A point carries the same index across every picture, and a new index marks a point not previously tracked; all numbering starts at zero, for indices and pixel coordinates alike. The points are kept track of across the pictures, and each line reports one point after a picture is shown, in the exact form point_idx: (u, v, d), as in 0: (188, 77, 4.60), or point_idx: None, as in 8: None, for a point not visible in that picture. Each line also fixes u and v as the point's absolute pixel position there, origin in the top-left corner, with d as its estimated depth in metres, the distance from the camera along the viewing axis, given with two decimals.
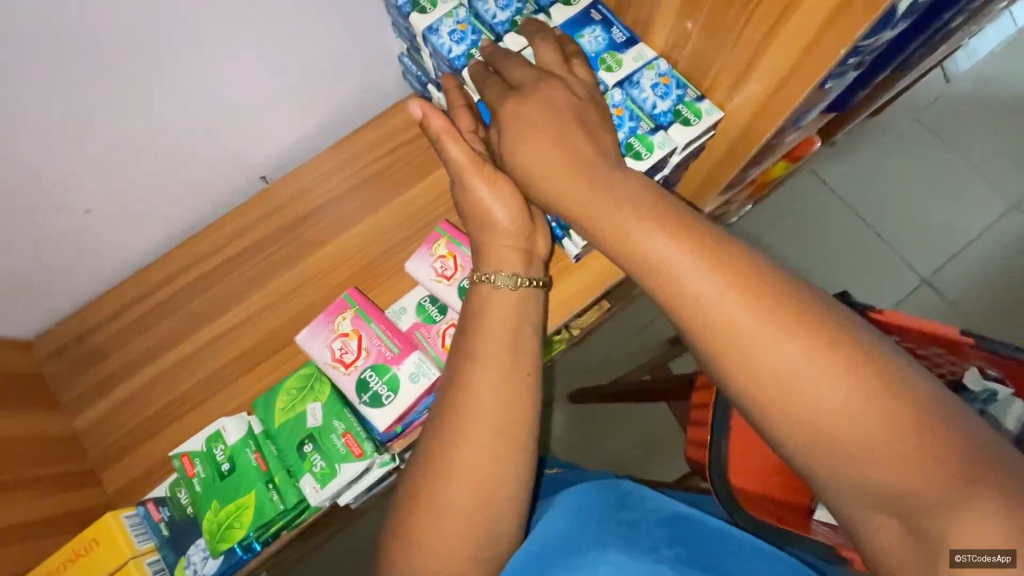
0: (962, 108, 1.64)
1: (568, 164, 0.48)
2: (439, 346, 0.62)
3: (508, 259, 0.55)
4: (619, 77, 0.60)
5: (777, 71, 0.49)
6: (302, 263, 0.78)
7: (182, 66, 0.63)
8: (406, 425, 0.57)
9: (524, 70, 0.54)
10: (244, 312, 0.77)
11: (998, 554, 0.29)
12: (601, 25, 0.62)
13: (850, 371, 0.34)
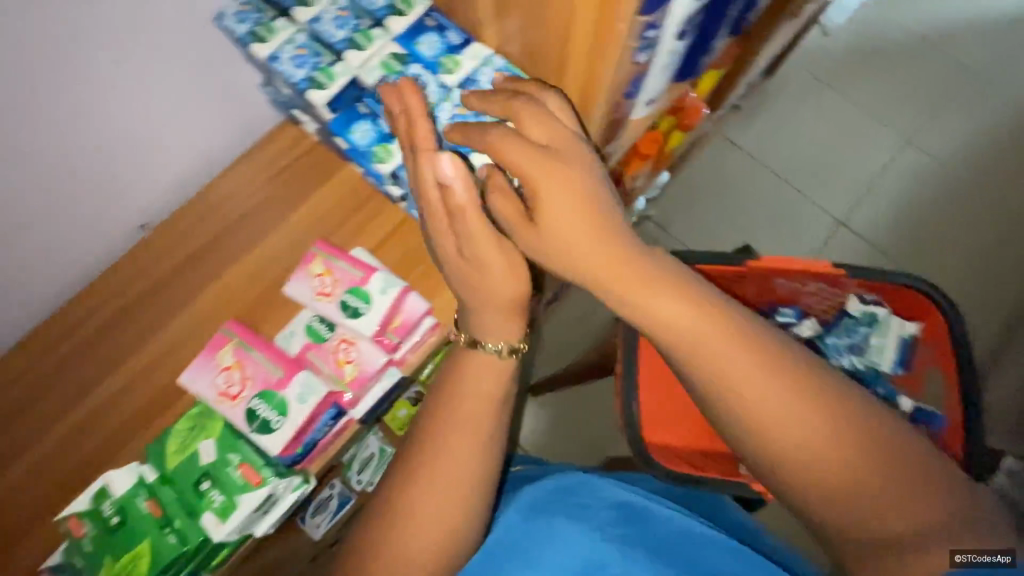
0: (848, 61, 1.77)
1: (595, 241, 0.50)
2: (331, 361, 0.64)
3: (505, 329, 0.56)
4: (458, 78, 0.62)
5: (586, 43, 0.52)
6: (196, 306, 0.77)
7: (30, 122, 0.60)
8: (307, 446, 0.58)
9: (545, 131, 0.52)
10: (142, 363, 0.75)
11: (1000, 557, 0.39)
12: (436, 31, 0.64)
13: (812, 406, 0.46)
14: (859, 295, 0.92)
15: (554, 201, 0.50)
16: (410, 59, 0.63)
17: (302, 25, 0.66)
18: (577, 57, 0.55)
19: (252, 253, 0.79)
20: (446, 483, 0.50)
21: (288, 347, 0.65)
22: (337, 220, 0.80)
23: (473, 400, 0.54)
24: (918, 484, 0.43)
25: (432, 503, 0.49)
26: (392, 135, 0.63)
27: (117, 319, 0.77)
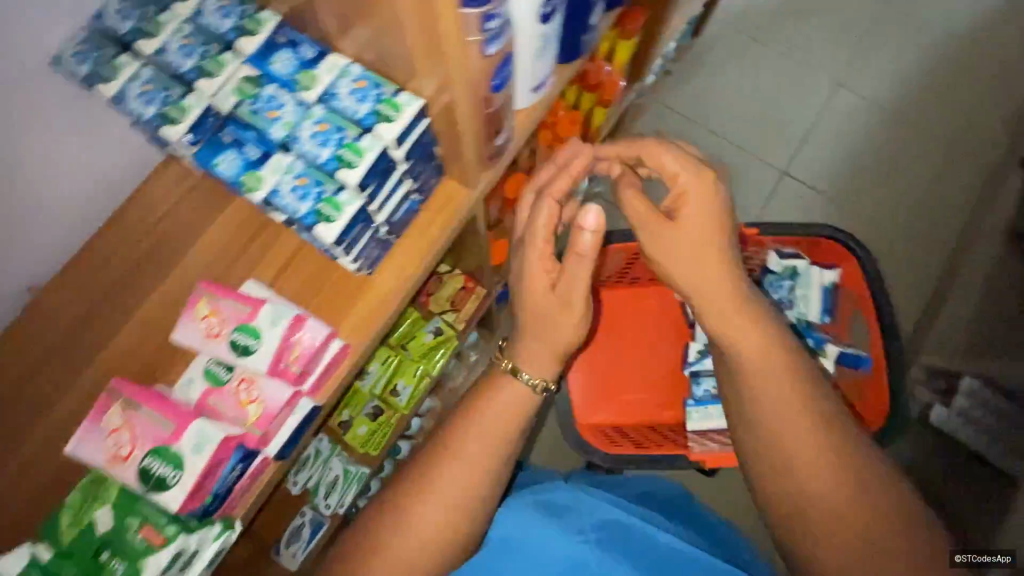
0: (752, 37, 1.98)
1: (717, 267, 0.70)
2: (234, 404, 0.62)
3: (545, 366, 0.74)
4: (317, 93, 0.60)
5: (421, 43, 0.52)
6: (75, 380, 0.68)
7: None
8: (211, 494, 0.57)
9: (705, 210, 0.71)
10: (30, 452, 0.66)
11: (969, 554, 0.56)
12: (288, 47, 0.61)
13: (836, 437, 0.60)
14: (775, 250, 0.93)
15: (694, 216, 0.71)
16: (265, 80, 0.61)
17: (149, 60, 0.62)
18: (435, 64, 0.53)
19: (140, 307, 0.71)
20: (459, 487, 0.65)
21: (187, 396, 0.62)
22: (227, 260, 0.73)
23: (490, 416, 0.70)
24: (895, 510, 0.57)
25: (438, 514, 0.64)
26: (259, 161, 0.60)
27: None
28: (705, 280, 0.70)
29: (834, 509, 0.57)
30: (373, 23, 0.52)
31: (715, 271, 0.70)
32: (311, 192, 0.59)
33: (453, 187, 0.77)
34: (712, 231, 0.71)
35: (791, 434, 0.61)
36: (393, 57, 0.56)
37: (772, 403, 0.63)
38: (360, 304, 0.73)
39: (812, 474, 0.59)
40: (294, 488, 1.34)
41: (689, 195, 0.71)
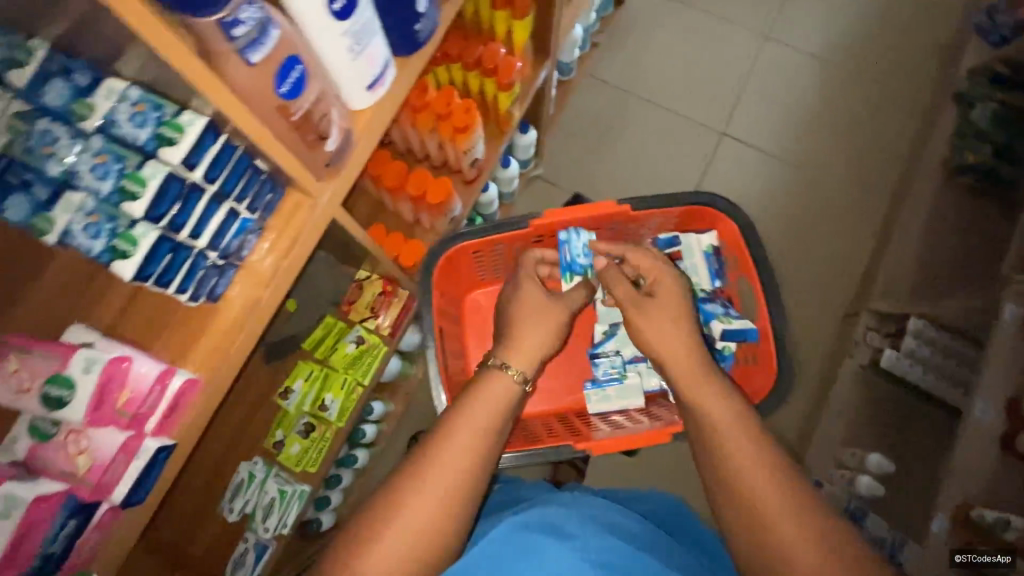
0: None
1: (683, 344, 0.84)
2: (62, 456, 0.59)
3: (528, 360, 0.87)
4: (94, 123, 0.56)
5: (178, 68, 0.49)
6: None
7: None
8: (33, 558, 0.56)
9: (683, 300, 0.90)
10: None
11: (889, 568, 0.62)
12: (60, 74, 0.56)
13: (790, 478, 0.67)
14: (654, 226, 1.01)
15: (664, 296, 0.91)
16: (39, 113, 0.56)
17: None
18: (213, 85, 0.50)
19: None
20: (446, 495, 0.68)
21: (9, 455, 0.59)
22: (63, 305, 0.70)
23: (468, 419, 0.76)
24: (848, 553, 0.61)
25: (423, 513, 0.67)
26: (50, 201, 0.57)
27: None
28: (665, 338, 0.86)
29: (754, 494, 0.66)
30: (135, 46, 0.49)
31: (672, 331, 0.86)
32: (105, 229, 0.57)
33: (299, 198, 0.73)
34: (672, 300, 0.89)
35: (717, 426, 0.74)
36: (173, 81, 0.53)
37: (709, 408, 0.76)
38: (210, 333, 0.69)
39: (734, 455, 0.70)
40: (232, 515, 1.30)
41: (659, 275, 0.94)
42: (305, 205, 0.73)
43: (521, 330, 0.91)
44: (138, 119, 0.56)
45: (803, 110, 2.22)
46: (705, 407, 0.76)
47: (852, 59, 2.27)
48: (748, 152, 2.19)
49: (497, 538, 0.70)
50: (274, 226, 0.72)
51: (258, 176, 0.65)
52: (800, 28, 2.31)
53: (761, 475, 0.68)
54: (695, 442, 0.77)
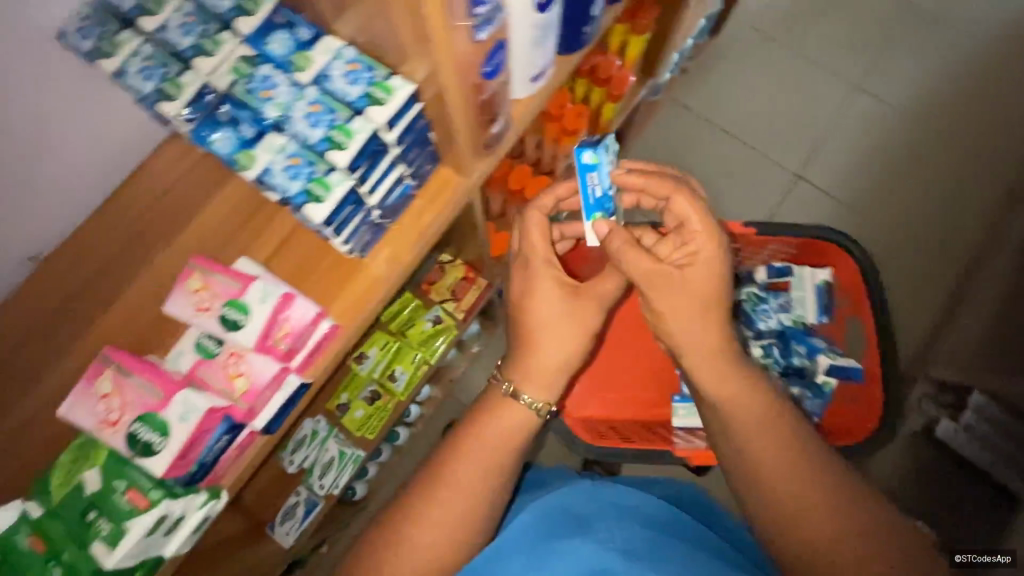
0: None
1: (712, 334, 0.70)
2: (223, 376, 0.63)
3: (547, 387, 0.74)
4: (311, 74, 0.60)
5: (407, 35, 0.53)
6: (94, 328, 0.74)
7: None
8: (196, 465, 0.59)
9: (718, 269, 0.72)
10: (38, 399, 0.71)
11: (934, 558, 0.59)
12: (286, 29, 0.62)
13: (855, 515, 0.59)
14: (767, 262, 0.96)
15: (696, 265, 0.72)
16: (261, 60, 0.62)
17: (149, 35, 0.63)
18: (436, 55, 0.53)
19: (151, 267, 0.76)
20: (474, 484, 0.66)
21: (175, 366, 0.64)
22: (226, 237, 0.76)
23: (483, 442, 0.70)
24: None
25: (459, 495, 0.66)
26: (254, 140, 0.61)
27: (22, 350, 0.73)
28: (689, 331, 0.71)
29: (790, 509, 0.60)
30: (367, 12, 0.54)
31: (700, 322, 0.71)
32: (303, 172, 0.60)
33: (448, 174, 0.77)
34: (709, 286, 0.71)
35: (745, 431, 0.66)
36: (386, 47, 0.57)
37: (734, 409, 0.68)
38: (352, 286, 0.73)
39: (765, 465, 0.63)
40: (291, 466, 1.36)
41: (700, 249, 0.72)
42: (452, 183, 0.77)
43: (539, 334, 0.73)
44: (349, 77, 0.60)
45: (881, 167, 1.93)
46: (731, 406, 0.68)
47: (958, 115, 1.96)
48: (821, 202, 1.92)
49: (517, 535, 0.66)
50: (423, 197, 0.76)
51: (427, 148, 0.70)
52: (887, 80, 2.01)
53: (798, 486, 0.61)
54: (722, 449, 0.69)
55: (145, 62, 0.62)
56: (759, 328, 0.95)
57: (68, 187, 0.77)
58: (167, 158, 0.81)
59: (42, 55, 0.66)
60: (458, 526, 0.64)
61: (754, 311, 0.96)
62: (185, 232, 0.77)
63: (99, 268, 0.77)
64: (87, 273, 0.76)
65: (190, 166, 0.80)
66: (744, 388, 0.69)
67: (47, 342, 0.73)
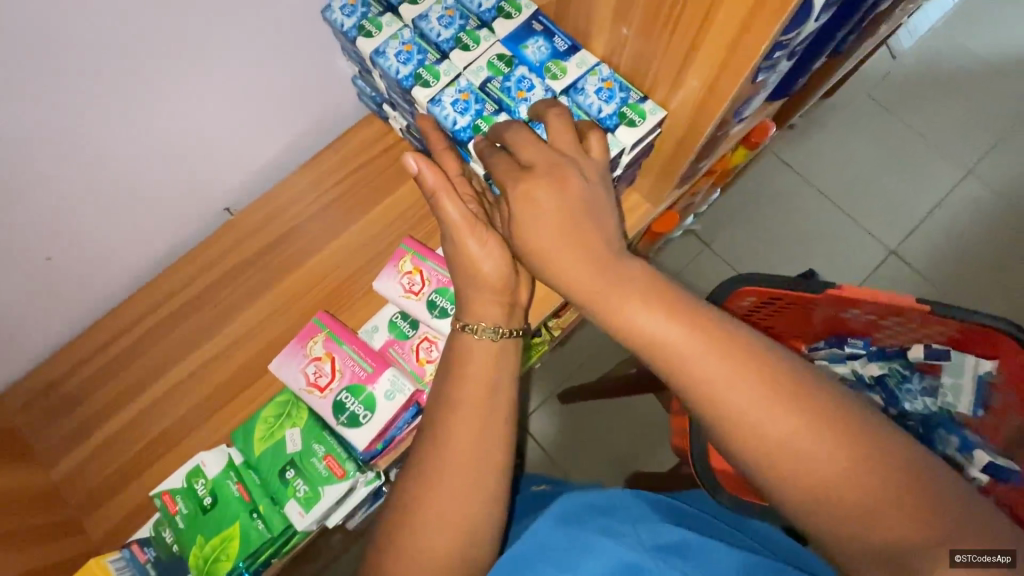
0: (917, 83, 1.73)
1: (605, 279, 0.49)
2: (414, 359, 0.63)
3: (490, 312, 0.56)
4: (564, 84, 0.62)
5: (689, 65, 0.53)
6: (279, 285, 0.76)
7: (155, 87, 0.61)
8: (386, 443, 0.58)
9: (549, 193, 0.51)
10: (218, 344, 0.74)
11: (1000, 557, 0.34)
12: (543, 35, 0.63)
13: None
14: (925, 344, 0.91)
15: (532, 209, 0.51)
16: (516, 62, 0.63)
17: (408, 22, 0.66)
18: (709, 86, 0.53)
19: (337, 236, 0.78)
20: (458, 447, 0.48)
21: (369, 342, 0.65)
22: (400, 219, 0.79)
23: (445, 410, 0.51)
24: None
25: (465, 440, 0.49)
26: None
27: (210, 291, 0.76)
28: (557, 271, 0.51)
29: (821, 478, 0.39)
30: (646, 34, 0.55)
31: (558, 252, 0.50)
32: None
33: (635, 199, 0.76)
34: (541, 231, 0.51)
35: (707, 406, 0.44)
36: (649, 70, 0.58)
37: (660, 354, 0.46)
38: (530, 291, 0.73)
39: (760, 435, 0.41)
40: None
41: (530, 181, 0.52)
42: (633, 211, 0.75)
43: (476, 261, 0.56)
44: (600, 92, 0.61)
45: (984, 265, 1.57)
46: (641, 344, 0.47)
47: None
48: (918, 288, 1.56)
49: (532, 541, 0.50)
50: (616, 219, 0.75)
51: (639, 170, 0.70)
52: (1011, 166, 1.65)
53: (796, 437, 0.40)
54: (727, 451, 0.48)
55: (402, 47, 0.65)
56: (903, 407, 0.94)
57: (272, 146, 0.81)
58: (361, 134, 0.83)
59: (295, 24, 0.69)
60: (470, 497, 0.47)
61: (897, 389, 0.94)
62: (373, 210, 0.79)
63: (285, 230, 0.79)
64: (277, 230, 0.78)
65: (383, 146, 0.83)
66: (648, 306, 0.48)
67: (232, 289, 0.76)
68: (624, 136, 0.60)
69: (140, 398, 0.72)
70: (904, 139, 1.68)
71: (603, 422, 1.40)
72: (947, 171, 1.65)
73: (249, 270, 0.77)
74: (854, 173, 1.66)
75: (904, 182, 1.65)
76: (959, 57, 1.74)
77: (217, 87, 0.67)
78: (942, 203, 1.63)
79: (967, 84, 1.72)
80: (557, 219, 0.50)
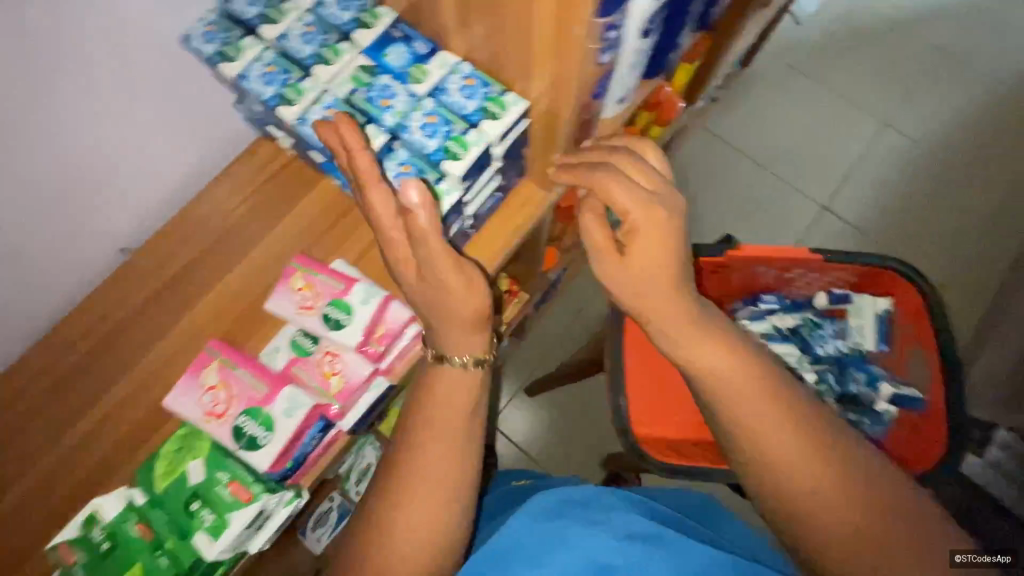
0: (824, 47, 1.81)
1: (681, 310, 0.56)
2: (318, 374, 0.63)
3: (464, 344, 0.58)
4: (428, 87, 0.63)
5: (536, 49, 0.55)
6: (186, 321, 0.74)
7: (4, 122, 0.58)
8: (295, 460, 0.59)
9: (653, 243, 0.56)
10: (127, 389, 0.72)
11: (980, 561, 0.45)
12: (403, 42, 0.65)
13: None
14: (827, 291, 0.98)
15: (642, 250, 0.56)
16: (379, 71, 0.64)
17: (270, 42, 0.66)
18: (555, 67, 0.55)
19: (242, 262, 0.77)
20: (428, 469, 0.51)
21: (273, 363, 0.65)
22: (311, 235, 0.78)
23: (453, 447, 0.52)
24: None
25: (437, 467, 0.51)
26: None
27: (115, 336, 0.73)
28: (651, 299, 0.57)
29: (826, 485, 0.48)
30: (490, 25, 0.56)
31: (660, 289, 0.57)
32: (415, 182, 0.62)
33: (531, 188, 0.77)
34: (635, 262, 0.57)
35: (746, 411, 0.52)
36: (503, 59, 0.59)
37: (713, 375, 0.54)
38: None
39: (784, 441, 0.50)
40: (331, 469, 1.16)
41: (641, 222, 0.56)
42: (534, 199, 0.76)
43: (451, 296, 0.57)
44: (464, 88, 0.62)
45: (909, 210, 1.64)
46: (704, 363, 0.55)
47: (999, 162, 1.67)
48: (851, 240, 1.63)
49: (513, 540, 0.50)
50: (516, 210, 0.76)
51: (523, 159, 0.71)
52: (922, 114, 1.73)
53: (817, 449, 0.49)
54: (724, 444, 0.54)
55: (265, 68, 0.65)
56: (817, 353, 0.98)
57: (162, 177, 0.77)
58: (254, 157, 0.82)
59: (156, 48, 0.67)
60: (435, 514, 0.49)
61: (811, 336, 0.98)
62: (276, 231, 0.78)
63: (186, 263, 0.77)
64: (179, 264, 0.76)
65: (280, 166, 0.81)
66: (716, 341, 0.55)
67: (138, 332, 0.74)
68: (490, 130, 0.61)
69: (48, 457, 0.69)
70: (820, 100, 1.76)
71: (568, 410, 1.42)
72: (863, 125, 1.73)
73: (154, 310, 0.74)
74: (778, 139, 1.72)
75: (825, 141, 1.72)
76: (859, 17, 1.83)
77: (79, 117, 0.64)
78: (861, 155, 1.70)
79: (870, 42, 1.81)
80: (667, 264, 0.56)
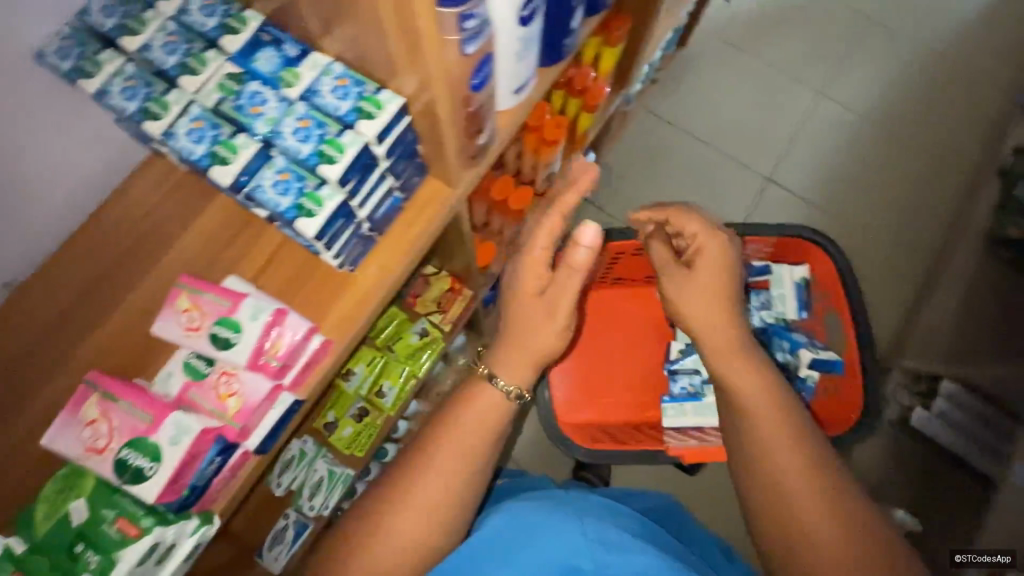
0: (756, 22, 1.82)
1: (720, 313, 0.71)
2: (214, 396, 0.61)
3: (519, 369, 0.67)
4: (300, 90, 0.61)
5: (400, 41, 0.53)
6: (74, 359, 0.67)
7: None
8: (191, 486, 0.57)
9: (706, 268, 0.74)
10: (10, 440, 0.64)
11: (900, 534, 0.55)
12: (272, 45, 0.62)
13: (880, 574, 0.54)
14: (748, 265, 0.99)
15: (705, 269, 0.74)
16: (248, 77, 0.62)
17: (132, 55, 0.62)
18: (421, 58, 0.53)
19: (136, 287, 0.71)
20: (449, 463, 0.60)
21: (165, 389, 0.62)
22: (216, 250, 0.73)
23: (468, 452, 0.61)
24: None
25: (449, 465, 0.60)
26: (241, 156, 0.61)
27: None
28: (695, 311, 0.72)
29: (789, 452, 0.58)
30: (348, 19, 0.54)
31: (705, 301, 0.71)
32: (293, 187, 0.61)
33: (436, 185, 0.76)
34: (719, 276, 0.73)
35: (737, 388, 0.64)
36: (372, 54, 0.57)
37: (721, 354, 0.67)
38: (345, 299, 0.71)
39: (757, 410, 0.62)
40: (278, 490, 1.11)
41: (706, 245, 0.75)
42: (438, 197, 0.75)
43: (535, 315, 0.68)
44: (338, 89, 0.60)
45: (851, 177, 1.67)
46: (714, 348, 0.68)
47: (931, 122, 1.71)
48: (796, 210, 1.65)
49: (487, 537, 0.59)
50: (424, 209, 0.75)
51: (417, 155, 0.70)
52: (857, 82, 1.76)
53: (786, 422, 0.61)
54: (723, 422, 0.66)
55: (127, 82, 0.61)
56: None
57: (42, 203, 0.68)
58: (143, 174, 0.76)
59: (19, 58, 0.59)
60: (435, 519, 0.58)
61: None
62: (171, 251, 0.73)
63: (72, 294, 0.70)
64: (67, 296, 0.70)
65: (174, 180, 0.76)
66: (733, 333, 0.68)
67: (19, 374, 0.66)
68: (366, 130, 0.60)
69: None
70: (757, 75, 1.77)
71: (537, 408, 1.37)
72: (800, 96, 1.75)
73: (39, 349, 0.67)
74: (720, 116, 1.73)
75: (766, 115, 1.73)
76: None
77: None
78: (800, 127, 1.72)
79: (801, 14, 1.83)
80: (723, 283, 0.73)
